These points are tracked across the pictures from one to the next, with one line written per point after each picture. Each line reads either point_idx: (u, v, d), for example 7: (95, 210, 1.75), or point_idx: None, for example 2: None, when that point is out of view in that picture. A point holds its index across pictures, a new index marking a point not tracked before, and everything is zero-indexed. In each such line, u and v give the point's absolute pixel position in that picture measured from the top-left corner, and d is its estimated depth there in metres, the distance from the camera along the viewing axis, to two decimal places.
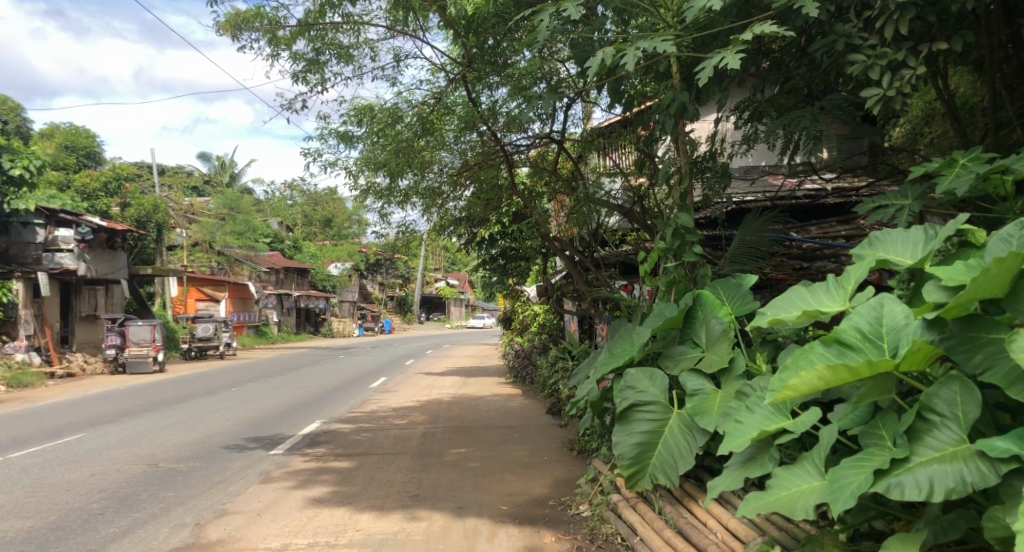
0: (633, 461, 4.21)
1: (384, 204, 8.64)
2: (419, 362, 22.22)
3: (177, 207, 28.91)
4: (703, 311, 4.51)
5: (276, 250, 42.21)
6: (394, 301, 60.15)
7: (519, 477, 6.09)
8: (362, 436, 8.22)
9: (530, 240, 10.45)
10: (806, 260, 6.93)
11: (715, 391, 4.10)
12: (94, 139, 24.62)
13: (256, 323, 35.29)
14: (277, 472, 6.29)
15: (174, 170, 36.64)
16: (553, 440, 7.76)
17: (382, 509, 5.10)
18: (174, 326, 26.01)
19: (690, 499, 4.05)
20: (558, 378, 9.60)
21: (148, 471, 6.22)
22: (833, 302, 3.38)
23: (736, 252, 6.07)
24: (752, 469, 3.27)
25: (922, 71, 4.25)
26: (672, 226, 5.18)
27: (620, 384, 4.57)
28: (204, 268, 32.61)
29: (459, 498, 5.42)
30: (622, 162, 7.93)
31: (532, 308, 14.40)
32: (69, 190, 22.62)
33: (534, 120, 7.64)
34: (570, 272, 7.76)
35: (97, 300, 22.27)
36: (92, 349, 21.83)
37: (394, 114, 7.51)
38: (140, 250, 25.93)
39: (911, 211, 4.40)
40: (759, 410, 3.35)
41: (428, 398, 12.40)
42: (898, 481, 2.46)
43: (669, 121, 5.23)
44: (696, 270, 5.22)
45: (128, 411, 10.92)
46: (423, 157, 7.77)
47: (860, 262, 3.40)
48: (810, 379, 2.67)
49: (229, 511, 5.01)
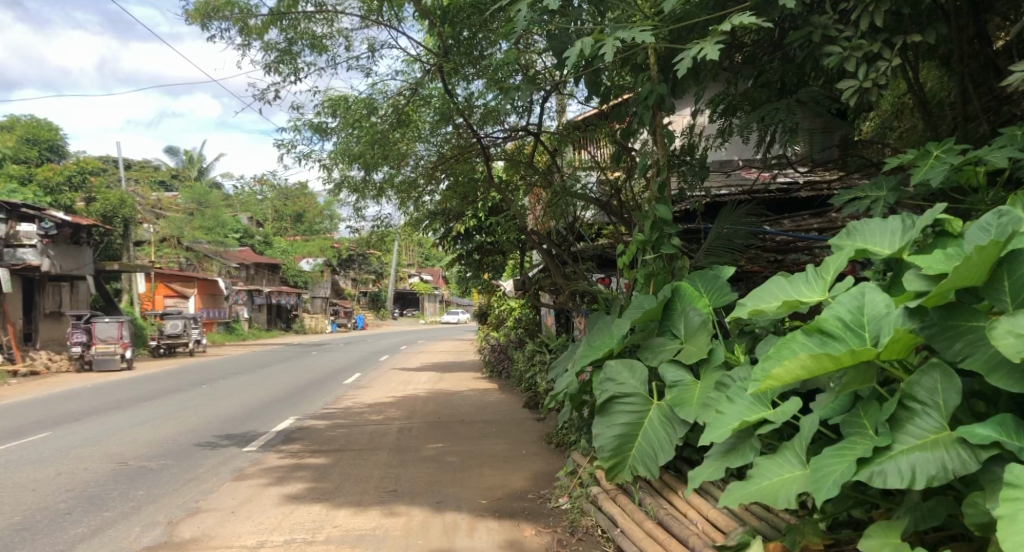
0: (613, 453, 4.19)
1: (358, 197, 8.53)
2: (393, 358, 22.06)
3: (144, 202, 28.32)
4: (682, 303, 4.52)
5: (246, 246, 41.57)
6: (368, 297, 59.70)
7: (497, 471, 6.06)
8: (337, 432, 8.12)
9: (506, 234, 10.41)
10: (780, 253, 7.00)
11: (694, 382, 4.10)
12: (57, 132, 24.00)
13: (227, 320, 34.78)
14: (250, 469, 6.17)
15: (140, 164, 35.88)
16: (531, 434, 7.73)
17: (360, 505, 5.03)
18: (142, 324, 25.49)
19: (670, 490, 4.05)
20: (535, 371, 9.59)
21: (117, 470, 6.06)
22: (813, 293, 3.38)
23: (712, 244, 6.10)
24: (733, 459, 3.27)
25: (897, 63, 4.29)
26: (650, 218, 5.17)
27: (599, 376, 4.55)
28: (173, 264, 32.00)
29: (439, 493, 5.37)
30: (598, 155, 7.92)
31: (507, 303, 14.39)
32: (31, 183, 21.98)
33: (510, 113, 7.58)
34: (547, 265, 7.71)
35: (61, 297, 21.73)
36: (57, 347, 21.29)
37: (369, 105, 7.39)
38: (106, 245, 25.35)
39: (886, 203, 4.45)
40: (739, 400, 3.35)
41: (403, 393, 12.32)
42: (880, 470, 2.48)
43: (647, 113, 5.22)
44: (674, 262, 5.23)
45: (94, 409, 10.64)
46: (399, 150, 7.67)
47: (838, 253, 3.41)
48: (793, 369, 2.67)
49: (201, 509, 4.89)
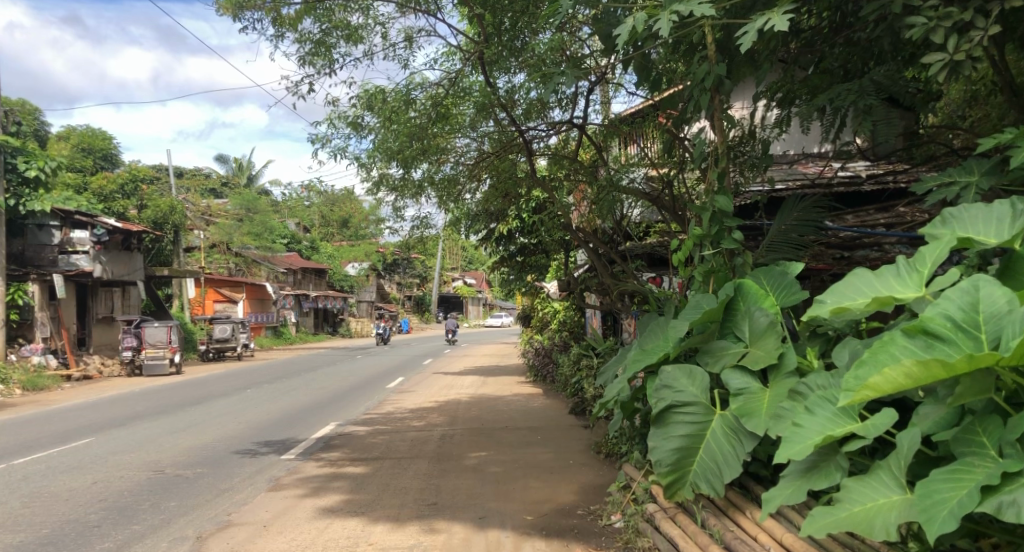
0: (673, 468, 3.82)
1: (396, 197, 8.29)
2: (437, 361, 21.84)
3: (194, 209, 28.80)
4: (746, 303, 4.11)
5: (293, 251, 42.08)
6: (412, 301, 59.87)
7: (544, 483, 5.71)
8: (377, 439, 7.87)
9: (551, 234, 10.03)
10: (847, 249, 6.47)
11: (763, 390, 3.70)
12: (111, 141, 24.60)
13: (274, 324, 35.23)
14: (287, 478, 5.96)
15: (191, 171, 36.68)
16: (578, 443, 7.36)
17: (398, 519, 4.74)
18: (192, 328, 25.89)
19: (737, 510, 3.64)
20: (582, 376, 9.20)
21: (153, 479, 5.91)
22: (907, 289, 2.91)
23: (773, 240, 5.63)
24: (815, 479, 2.85)
25: (995, 31, 3.77)
26: (709, 209, 4.75)
27: (654, 383, 4.15)
28: (223, 269, 32.55)
29: (481, 507, 5.04)
30: (647, 150, 7.52)
31: (552, 305, 14.05)
32: (86, 191, 22.61)
33: (554, 105, 7.26)
34: (593, 265, 7.27)
35: (113, 301, 22.21)
36: (109, 352, 21.76)
37: (405, 98, 7.08)
38: (157, 251, 25.88)
39: (979, 189, 3.96)
40: (821, 412, 2.93)
41: (446, 398, 12.04)
42: (1011, 499, 2.05)
43: (704, 97, 4.81)
44: (734, 258, 4.80)
45: (138, 414, 10.64)
46: (439, 146, 7.38)
47: (934, 243, 2.95)
48: (894, 376, 2.25)
49: (233, 522, 4.68)
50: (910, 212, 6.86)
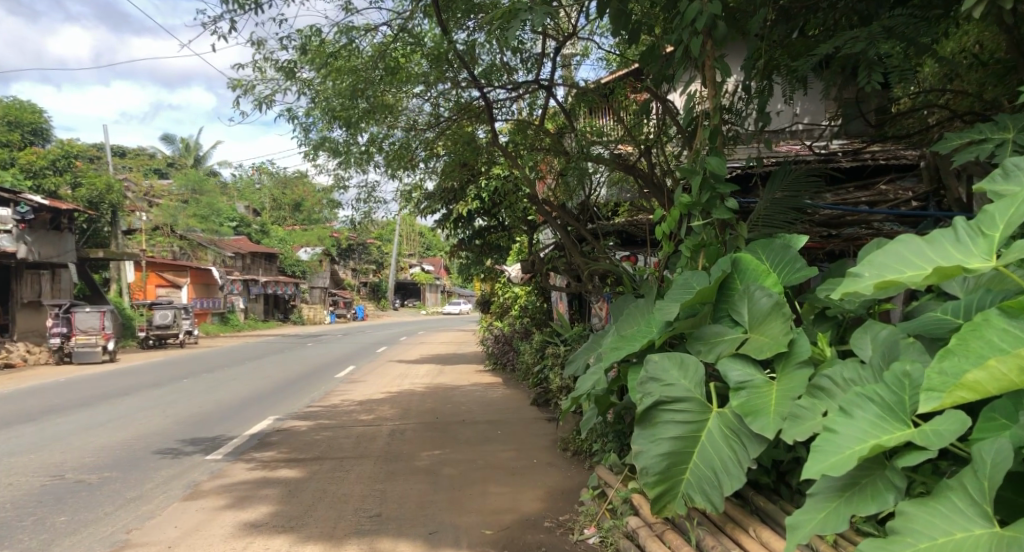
0: (661, 477, 3.15)
1: (341, 166, 7.46)
2: (392, 349, 20.99)
3: (136, 189, 27.23)
4: (744, 281, 3.47)
5: (243, 234, 40.40)
6: (368, 288, 58.45)
7: (506, 488, 5.05)
8: (320, 436, 7.09)
9: (513, 211, 9.30)
10: (833, 227, 5.87)
11: (769, 384, 3.08)
12: (41, 114, 22.90)
13: (221, 310, 33.80)
14: (207, 485, 5.16)
15: (134, 151, 34.81)
16: (542, 439, 6.73)
17: (333, 536, 4.01)
18: (131, 314, 24.50)
19: (738, 528, 3.03)
20: (546, 365, 8.58)
21: (47, 487, 5.05)
22: (972, 255, 2.29)
23: (763, 214, 4.98)
24: (859, 505, 2.21)
25: None
26: (699, 173, 4.09)
27: (638, 375, 3.47)
28: (167, 253, 30.99)
29: (433, 519, 4.35)
30: (619, 120, 6.90)
31: (512, 290, 13.41)
32: (13, 168, 20.85)
33: (517, 65, 6.56)
34: (562, 243, 6.58)
35: (41, 285, 20.75)
36: (36, 338, 20.32)
37: (350, 50, 6.26)
38: (93, 233, 24.34)
39: (1017, 144, 3.43)
40: (860, 414, 2.30)
41: (399, 388, 11.31)
42: None
43: (694, 42, 4.14)
44: (727, 231, 4.17)
45: (55, 407, 9.62)
46: (388, 106, 6.57)
47: (1003, 202, 2.35)
48: (1001, 371, 1.73)
49: (131, 544, 3.89)
50: (892, 190, 6.35)
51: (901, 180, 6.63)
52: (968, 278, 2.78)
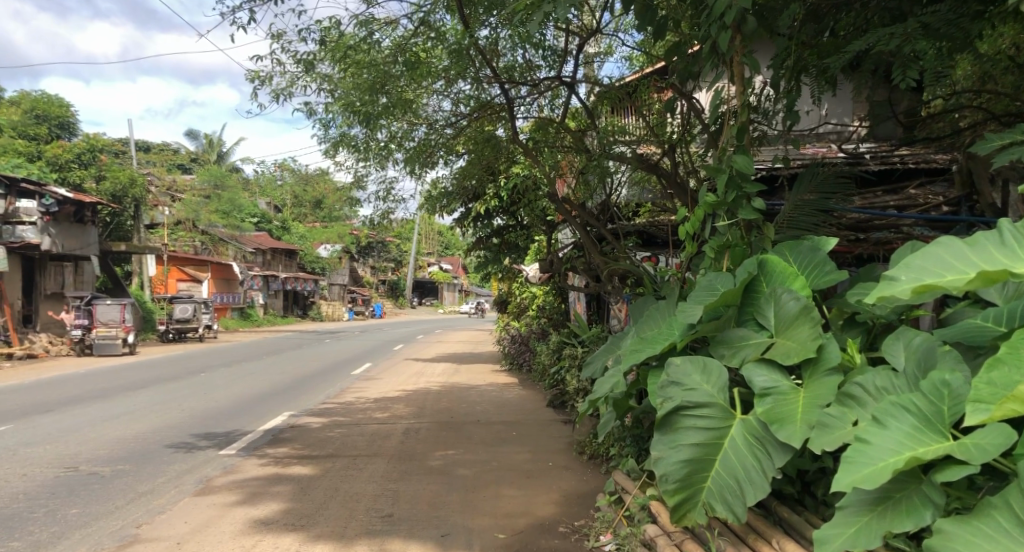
0: (682, 484, 3.04)
1: (360, 162, 7.41)
2: (409, 347, 20.95)
3: (160, 184, 27.46)
4: (770, 284, 3.35)
5: (263, 230, 40.64)
6: (387, 287, 58.59)
7: (520, 490, 4.96)
8: (334, 433, 7.04)
9: (532, 210, 9.20)
10: (861, 231, 5.71)
11: (796, 391, 2.96)
12: (68, 108, 23.15)
13: (241, 305, 34.04)
14: (219, 480, 5.12)
15: (158, 146, 35.14)
16: (557, 441, 6.62)
17: (343, 536, 3.95)
18: (152, 308, 24.73)
19: (761, 539, 2.91)
20: (563, 367, 8.47)
21: (59, 479, 5.04)
22: (1018, 261, 2.16)
23: (789, 215, 4.84)
24: (893, 520, 2.08)
25: None
26: (725, 172, 3.97)
27: (659, 379, 3.37)
28: (188, 248, 31.24)
29: (445, 521, 4.27)
30: (642, 119, 6.78)
31: (530, 290, 13.30)
32: (39, 161, 21.16)
33: (539, 62, 6.46)
34: (581, 243, 6.47)
35: (64, 277, 20.98)
36: (58, 330, 20.54)
37: (370, 45, 6.19)
38: (116, 226, 24.58)
39: None
40: (895, 425, 2.18)
41: (414, 387, 11.24)
42: None
43: (722, 36, 4.01)
44: (752, 231, 4.04)
45: (74, 398, 9.68)
46: (407, 102, 6.50)
47: None
48: None
49: (139, 539, 3.85)
50: (922, 194, 6.16)
51: (931, 184, 6.43)
52: (1009, 284, 2.64)
